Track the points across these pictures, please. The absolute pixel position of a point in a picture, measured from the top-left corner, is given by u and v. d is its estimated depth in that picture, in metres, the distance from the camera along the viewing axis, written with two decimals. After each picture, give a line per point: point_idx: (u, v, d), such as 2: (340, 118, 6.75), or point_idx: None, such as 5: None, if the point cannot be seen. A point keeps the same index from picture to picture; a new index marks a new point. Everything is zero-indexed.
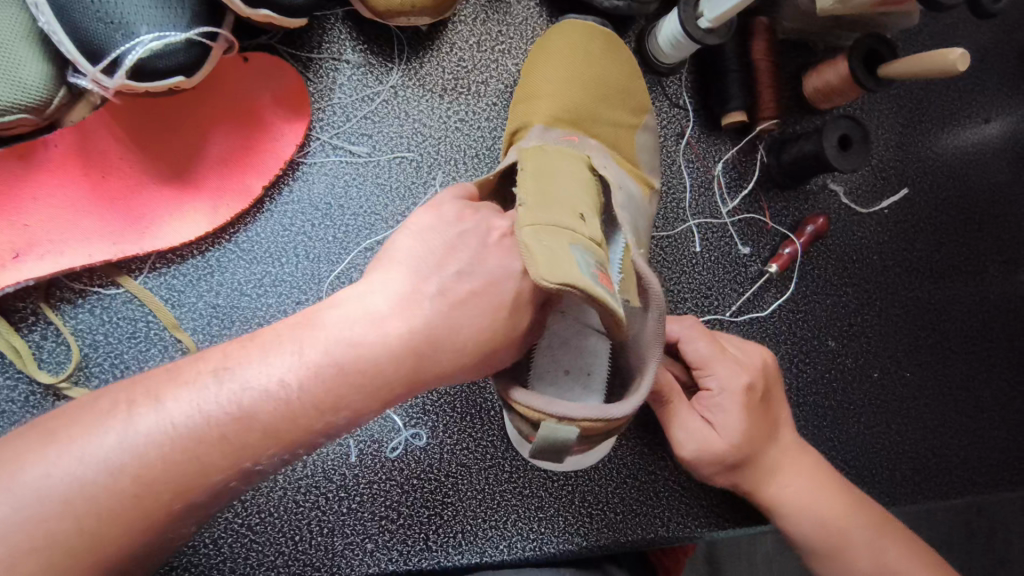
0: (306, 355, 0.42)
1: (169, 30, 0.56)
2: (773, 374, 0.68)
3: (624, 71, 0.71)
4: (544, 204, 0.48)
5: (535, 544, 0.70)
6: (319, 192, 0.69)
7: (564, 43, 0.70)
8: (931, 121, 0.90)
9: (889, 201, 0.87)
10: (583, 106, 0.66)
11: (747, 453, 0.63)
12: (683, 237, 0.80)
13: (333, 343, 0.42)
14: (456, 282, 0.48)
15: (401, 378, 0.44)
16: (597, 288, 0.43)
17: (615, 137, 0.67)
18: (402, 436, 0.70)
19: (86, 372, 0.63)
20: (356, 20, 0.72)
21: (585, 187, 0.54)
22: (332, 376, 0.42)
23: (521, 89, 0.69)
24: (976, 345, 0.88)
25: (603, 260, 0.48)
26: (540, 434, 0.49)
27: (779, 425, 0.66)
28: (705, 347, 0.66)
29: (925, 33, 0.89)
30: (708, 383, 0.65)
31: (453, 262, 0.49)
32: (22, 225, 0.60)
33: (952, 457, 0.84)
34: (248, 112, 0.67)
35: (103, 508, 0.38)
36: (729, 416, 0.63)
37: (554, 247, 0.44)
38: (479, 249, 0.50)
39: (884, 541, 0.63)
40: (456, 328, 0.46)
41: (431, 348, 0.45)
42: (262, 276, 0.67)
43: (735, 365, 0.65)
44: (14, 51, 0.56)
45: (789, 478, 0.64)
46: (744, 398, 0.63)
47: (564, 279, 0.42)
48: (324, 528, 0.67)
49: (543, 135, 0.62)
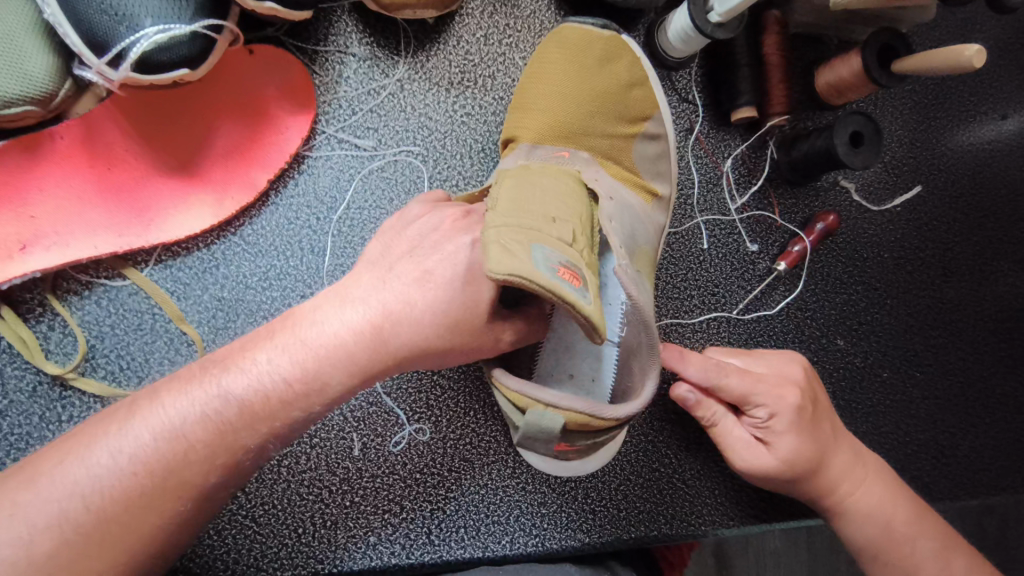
0: (282, 352, 0.48)
1: (174, 22, 0.55)
2: (812, 380, 0.66)
3: (632, 68, 0.69)
4: (512, 209, 0.48)
5: (537, 540, 0.70)
6: (325, 185, 0.69)
7: (558, 48, 0.69)
8: (946, 116, 0.88)
9: (901, 198, 0.86)
10: (575, 114, 0.65)
11: (813, 469, 0.62)
12: (691, 233, 0.80)
13: (296, 345, 0.48)
14: (429, 276, 0.51)
15: (367, 357, 0.48)
16: (555, 281, 0.42)
17: (610, 147, 0.66)
18: (405, 431, 0.70)
19: (92, 363, 0.63)
20: (363, 13, 0.71)
21: (569, 194, 0.53)
22: (301, 352, 0.48)
23: (517, 97, 0.70)
24: (990, 345, 0.87)
25: (576, 259, 0.47)
26: (527, 418, 0.49)
27: (836, 432, 0.65)
28: (739, 382, 0.61)
29: (941, 27, 0.88)
30: (756, 413, 0.62)
31: (422, 260, 0.52)
32: (29, 217, 0.61)
33: (962, 458, 0.83)
34: (254, 105, 0.67)
35: (104, 486, 0.43)
36: (784, 438, 0.61)
37: (513, 243, 0.44)
38: (437, 233, 0.53)
39: (944, 544, 0.62)
40: (426, 314, 0.49)
41: (394, 332, 0.49)
42: (267, 270, 0.67)
43: (778, 387, 0.62)
44: (19, 43, 0.57)
45: (850, 482, 0.64)
46: (796, 417, 0.61)
47: (509, 269, 0.42)
48: (327, 521, 0.67)
49: (530, 154, 0.63)
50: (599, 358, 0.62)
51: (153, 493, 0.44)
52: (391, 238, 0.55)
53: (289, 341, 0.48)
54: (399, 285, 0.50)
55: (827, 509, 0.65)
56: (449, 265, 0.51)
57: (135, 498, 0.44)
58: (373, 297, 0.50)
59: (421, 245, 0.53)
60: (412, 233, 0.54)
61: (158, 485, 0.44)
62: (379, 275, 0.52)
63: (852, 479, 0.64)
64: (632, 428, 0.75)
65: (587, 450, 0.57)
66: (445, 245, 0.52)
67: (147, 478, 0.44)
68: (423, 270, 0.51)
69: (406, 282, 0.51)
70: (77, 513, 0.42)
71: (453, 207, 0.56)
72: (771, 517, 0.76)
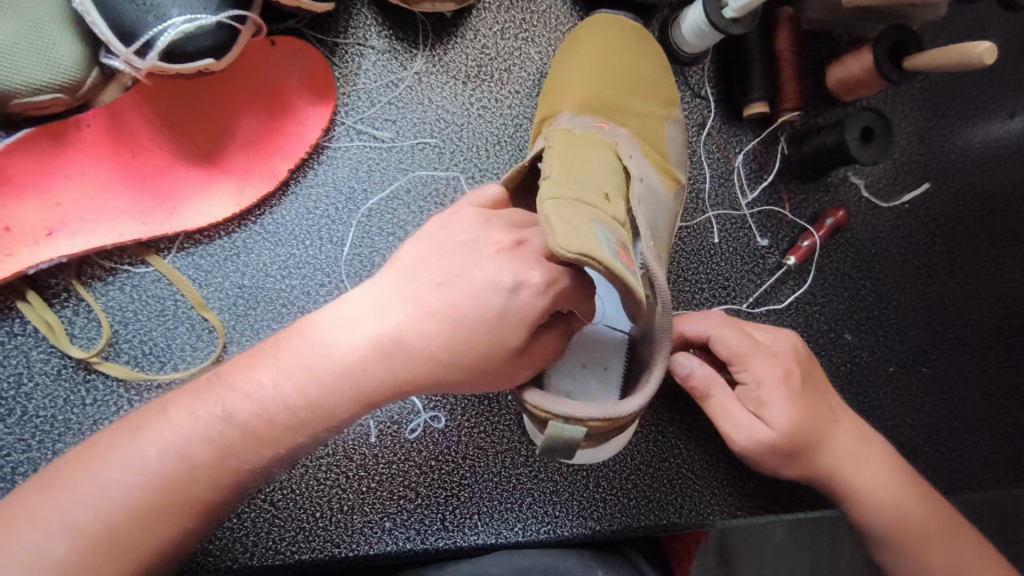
0: (298, 350, 0.47)
1: (200, 13, 0.56)
2: (806, 358, 0.67)
3: (641, 56, 0.71)
4: (564, 183, 0.50)
5: (549, 527, 0.71)
6: (344, 175, 0.70)
7: (595, 33, 0.72)
8: (954, 114, 0.89)
9: (910, 194, 0.87)
10: (614, 92, 0.68)
11: (807, 441, 0.62)
12: (702, 227, 0.81)
13: (308, 351, 0.47)
14: (454, 315, 0.46)
15: (382, 378, 0.46)
16: (614, 262, 0.44)
17: (645, 126, 0.68)
18: (421, 418, 0.71)
19: (115, 348, 0.65)
20: (382, 6, 0.72)
21: (610, 172, 0.56)
22: (303, 380, 0.46)
23: (553, 75, 0.72)
24: (995, 341, 0.87)
25: (624, 240, 0.49)
26: (547, 432, 0.51)
27: (839, 417, 0.66)
28: (736, 340, 0.64)
29: (951, 25, 0.88)
30: (745, 379, 0.64)
31: (451, 288, 0.46)
32: (55, 203, 0.62)
33: (966, 453, 0.84)
34: (276, 97, 0.68)
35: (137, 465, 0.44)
36: (776, 407, 0.62)
37: (573, 222, 0.45)
38: (473, 256, 0.47)
39: (950, 533, 0.64)
40: (443, 351, 0.46)
41: (403, 363, 0.46)
42: (286, 258, 0.68)
43: (769, 357, 0.64)
44: (49, 33, 0.58)
45: (858, 468, 0.64)
46: (786, 387, 0.62)
47: (584, 250, 0.42)
48: (344, 506, 0.68)
49: (572, 122, 0.65)
50: (614, 349, 0.64)
51: (184, 471, 0.45)
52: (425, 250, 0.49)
53: (280, 360, 0.47)
54: (420, 312, 0.46)
55: (837, 499, 0.66)
56: (477, 307, 0.46)
57: (167, 478, 0.44)
58: (394, 315, 0.46)
59: (451, 268, 0.47)
60: (448, 249, 0.48)
61: (187, 464, 0.45)
62: (403, 294, 0.47)
63: (861, 469, 0.65)
64: (642, 419, 0.77)
65: (605, 437, 0.56)
66: (476, 274, 0.46)
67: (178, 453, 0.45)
68: (450, 302, 0.46)
69: (431, 313, 0.46)
70: (112, 487, 0.44)
71: (500, 230, 0.49)
72: (779, 508, 0.77)
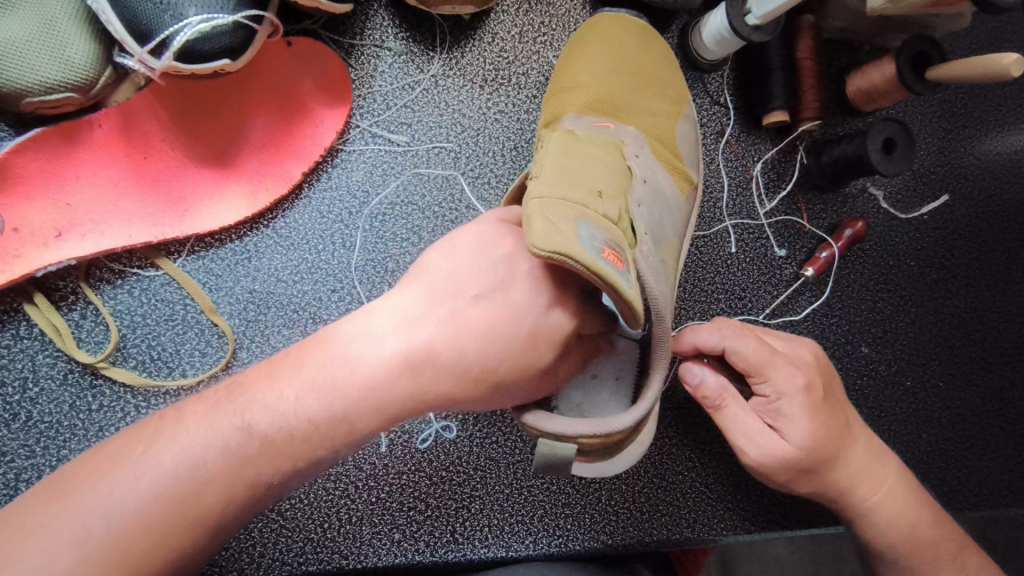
0: (313, 369, 0.46)
1: (217, 12, 0.55)
2: (826, 369, 0.65)
3: (648, 56, 0.70)
4: (560, 184, 0.49)
5: (560, 541, 0.70)
6: (358, 179, 0.69)
7: (597, 32, 0.71)
8: (974, 126, 0.88)
9: (928, 207, 0.86)
10: (619, 92, 0.67)
11: (825, 458, 0.60)
12: (719, 237, 0.80)
13: (326, 368, 0.46)
14: (491, 331, 0.48)
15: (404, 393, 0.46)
16: (595, 260, 0.43)
17: (653, 126, 0.66)
18: (432, 428, 0.70)
19: (123, 353, 0.63)
20: (399, 7, 0.71)
21: (610, 173, 0.55)
22: (319, 400, 0.45)
23: (558, 75, 0.70)
24: (1013, 356, 0.86)
25: (616, 240, 0.49)
26: (540, 452, 0.50)
27: (857, 434, 0.64)
28: (753, 350, 0.61)
29: (973, 35, 0.87)
30: (764, 390, 0.61)
31: (487, 306, 0.49)
32: (65, 204, 0.61)
33: (982, 470, 0.83)
34: (290, 99, 0.67)
35: (143, 479, 0.43)
36: (795, 421, 0.60)
37: (557, 221, 0.45)
38: (507, 278, 0.50)
39: (966, 555, 0.63)
40: (483, 356, 0.47)
41: (418, 365, 0.46)
42: (298, 264, 0.67)
43: (789, 367, 0.62)
44: (63, 30, 0.57)
45: (875, 487, 0.63)
46: (806, 400, 0.60)
47: (560, 249, 0.42)
48: (353, 516, 0.67)
49: (576, 123, 0.64)
50: (625, 358, 0.61)
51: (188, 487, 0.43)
52: (455, 265, 0.50)
53: (297, 373, 0.46)
54: (454, 326, 0.47)
55: (852, 519, 0.64)
56: (514, 326, 0.48)
57: (177, 496, 0.43)
58: (424, 335, 0.47)
59: (484, 279, 0.50)
60: (474, 265, 0.50)
61: (192, 481, 0.43)
62: (430, 305, 0.48)
63: (878, 490, 0.63)
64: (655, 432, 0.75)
65: (602, 454, 0.55)
66: (514, 298, 0.49)
67: (184, 466, 0.43)
68: (490, 318, 0.48)
69: (456, 325, 0.47)
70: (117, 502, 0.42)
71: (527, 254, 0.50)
72: (792, 524, 0.76)
